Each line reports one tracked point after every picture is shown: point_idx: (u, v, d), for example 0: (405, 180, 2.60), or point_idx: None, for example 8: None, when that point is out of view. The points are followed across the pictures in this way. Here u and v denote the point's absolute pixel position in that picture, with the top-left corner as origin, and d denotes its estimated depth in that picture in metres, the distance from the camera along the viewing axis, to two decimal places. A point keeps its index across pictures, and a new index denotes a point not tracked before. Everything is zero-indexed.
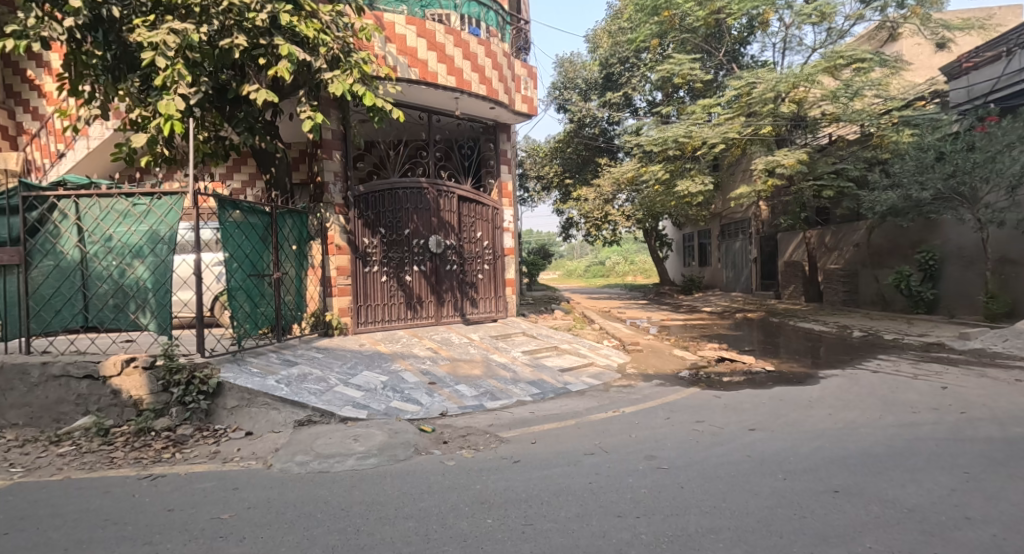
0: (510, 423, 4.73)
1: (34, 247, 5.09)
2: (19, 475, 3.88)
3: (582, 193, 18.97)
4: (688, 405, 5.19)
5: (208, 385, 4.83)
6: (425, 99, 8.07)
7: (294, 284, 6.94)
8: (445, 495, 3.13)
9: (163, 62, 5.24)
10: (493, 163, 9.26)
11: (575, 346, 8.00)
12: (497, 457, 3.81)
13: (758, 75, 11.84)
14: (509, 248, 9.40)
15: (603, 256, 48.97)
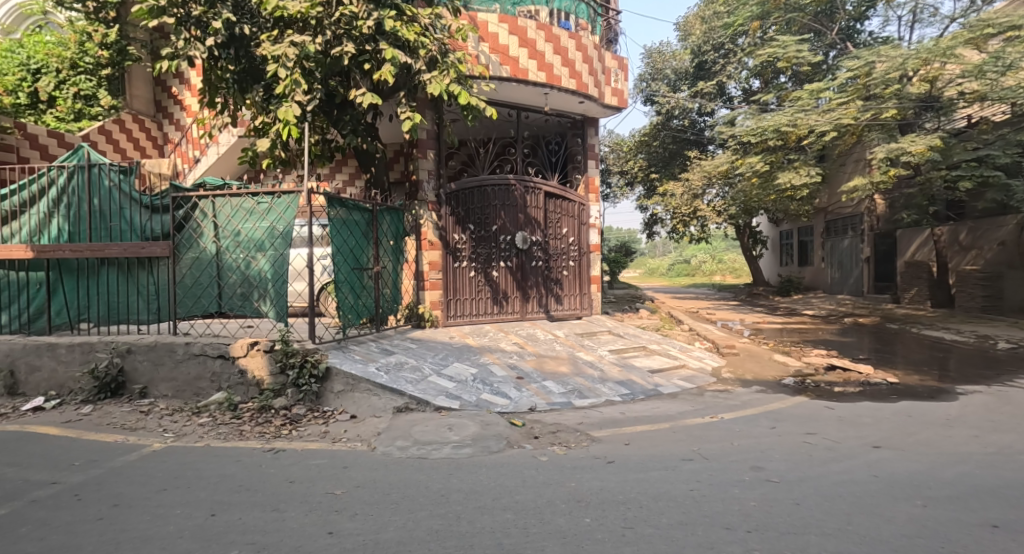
0: (601, 423, 4.67)
1: (180, 241, 5.76)
2: (170, 440, 4.45)
3: (670, 188, 18.27)
4: (794, 416, 4.85)
5: (318, 369, 5.21)
6: (516, 97, 8.16)
7: (391, 278, 7.33)
8: (541, 490, 3.16)
9: (284, 73, 5.78)
10: (580, 158, 9.17)
11: (665, 347, 7.76)
12: (591, 456, 3.78)
13: (879, 53, 10.71)
14: (595, 245, 9.27)
15: (688, 254, 46.99)
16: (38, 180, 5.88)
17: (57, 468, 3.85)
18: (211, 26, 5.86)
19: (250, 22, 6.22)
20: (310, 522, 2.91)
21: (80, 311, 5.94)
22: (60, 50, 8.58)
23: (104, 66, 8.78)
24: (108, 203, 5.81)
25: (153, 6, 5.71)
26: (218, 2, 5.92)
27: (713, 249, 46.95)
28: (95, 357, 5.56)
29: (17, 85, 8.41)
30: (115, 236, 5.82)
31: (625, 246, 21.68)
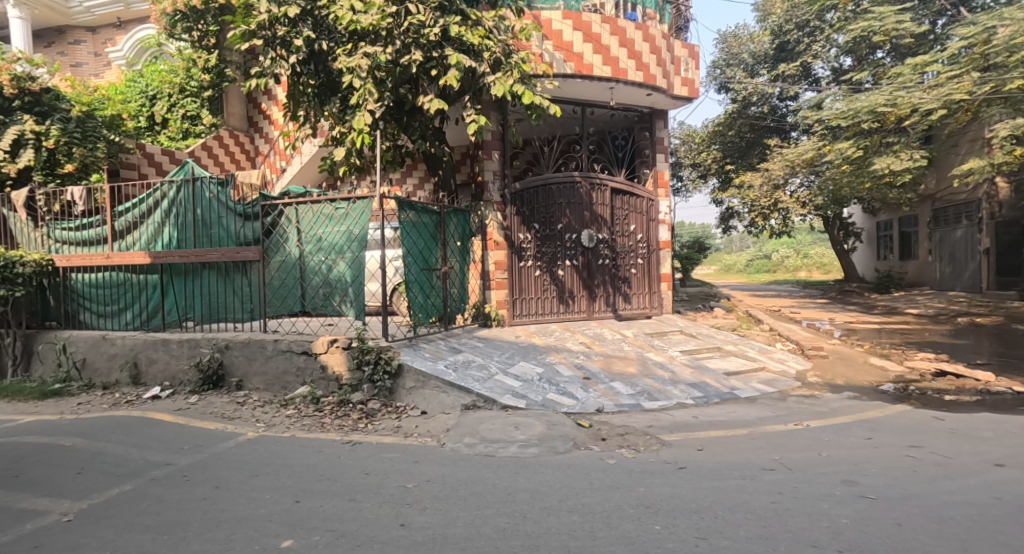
0: (672, 426, 4.57)
1: (269, 245, 6.24)
2: (261, 429, 4.83)
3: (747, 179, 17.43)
4: (893, 426, 4.51)
5: (391, 365, 5.44)
6: (581, 93, 8.11)
7: (458, 278, 7.52)
8: (610, 493, 3.15)
9: (358, 83, 6.11)
10: (648, 152, 8.97)
11: (742, 348, 7.44)
12: (662, 461, 3.71)
13: (1001, 16, 9.44)
14: (665, 242, 9.03)
15: (769, 249, 44.55)
16: (155, 193, 6.60)
17: (169, 451, 4.29)
18: (294, 45, 6.35)
19: (328, 38, 6.59)
20: (384, 514, 3.06)
21: (188, 311, 6.57)
22: (171, 76, 9.69)
23: (206, 88, 9.72)
24: (209, 212, 6.36)
25: (245, 31, 6.31)
26: (300, 22, 6.41)
27: (797, 243, 44.24)
28: (199, 352, 6.14)
29: (139, 111, 9.76)
30: (216, 243, 6.35)
31: (699, 242, 20.91)
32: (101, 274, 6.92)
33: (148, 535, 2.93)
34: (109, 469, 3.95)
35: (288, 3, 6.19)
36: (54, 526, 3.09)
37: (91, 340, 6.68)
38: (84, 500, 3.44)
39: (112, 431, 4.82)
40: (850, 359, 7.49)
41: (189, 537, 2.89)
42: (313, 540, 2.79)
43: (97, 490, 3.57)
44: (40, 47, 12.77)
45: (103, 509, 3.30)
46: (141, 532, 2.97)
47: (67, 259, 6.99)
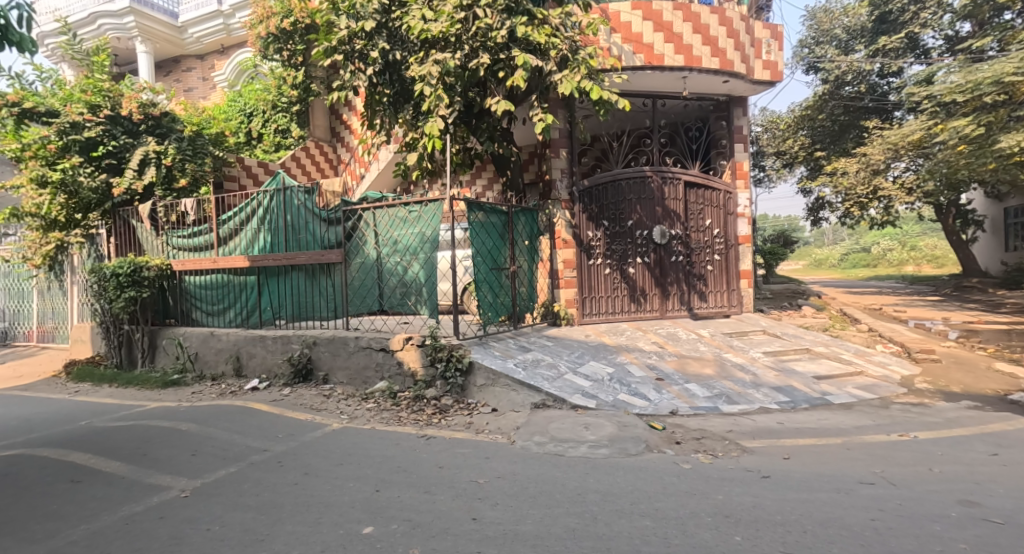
0: (754, 432, 4.38)
1: (349, 248, 6.57)
2: (345, 421, 5.13)
3: (843, 165, 15.28)
4: (1021, 442, 4.06)
5: (462, 362, 5.60)
6: (652, 85, 7.92)
7: (527, 277, 7.57)
8: (685, 499, 3.07)
9: (429, 90, 6.33)
10: (726, 143, 8.56)
11: (834, 350, 6.95)
12: (743, 468, 3.57)
13: None
14: (744, 236, 8.58)
15: (867, 241, 41.05)
16: (253, 203, 7.17)
17: (267, 438, 4.67)
18: (370, 57, 6.77)
19: (401, 48, 6.87)
20: (458, 507, 3.16)
21: (279, 310, 7.11)
22: (266, 94, 10.60)
23: (295, 103, 10.51)
24: (297, 218, 6.84)
25: (328, 48, 6.87)
26: (376, 35, 6.76)
27: (902, 234, 40.48)
28: (290, 347, 6.61)
29: (238, 128, 10.70)
30: (303, 246, 6.84)
31: (784, 235, 19.76)
32: (208, 277, 7.64)
33: (249, 514, 3.21)
34: (217, 452, 4.37)
35: (365, 18, 6.62)
36: (172, 501, 3.47)
37: (201, 336, 7.35)
38: (197, 479, 3.82)
39: (218, 418, 5.31)
40: (966, 364, 6.78)
41: (283, 518, 3.13)
42: (392, 528, 2.93)
43: (208, 470, 3.96)
44: (161, 76, 14.28)
45: (211, 488, 3.65)
46: (243, 511, 3.25)
47: (182, 263, 7.77)
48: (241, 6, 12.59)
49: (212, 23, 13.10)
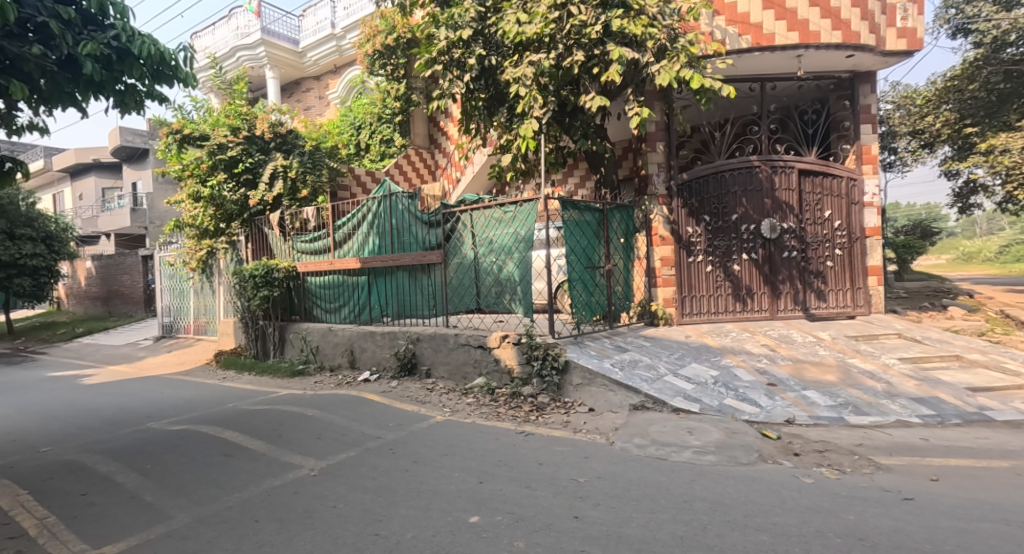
0: (889, 447, 3.99)
1: (448, 249, 6.83)
2: (447, 414, 5.39)
3: (1010, 136, 9.07)
4: None
5: (558, 361, 5.65)
6: (762, 67, 7.43)
7: (622, 275, 7.46)
8: (808, 516, 2.89)
9: (523, 91, 6.46)
10: (849, 124, 7.78)
11: (991, 357, 6.07)
12: (878, 488, 3.28)
13: None
14: (873, 227, 7.72)
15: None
16: (363, 209, 7.72)
17: (380, 426, 5.02)
18: (467, 64, 7.01)
19: (495, 53, 7.07)
20: (559, 504, 3.21)
21: (387, 307, 7.64)
22: (372, 107, 11.38)
23: (398, 114, 11.17)
24: (401, 221, 7.29)
25: (429, 59, 7.24)
26: (473, 42, 7.02)
27: None
28: (397, 343, 7.04)
29: (349, 140, 11.63)
30: (406, 248, 7.26)
31: (922, 226, 17.53)
32: (326, 277, 8.35)
33: (368, 495, 3.49)
34: (338, 436, 4.78)
35: (463, 28, 6.92)
36: (304, 478, 3.87)
37: (321, 331, 8.04)
38: (322, 460, 4.22)
39: (337, 405, 5.81)
40: None
41: (398, 501, 3.38)
42: (497, 519, 3.06)
43: (332, 453, 4.36)
44: (286, 98, 15.80)
45: (336, 469, 4.01)
46: (363, 492, 3.55)
47: (305, 265, 8.54)
48: (351, 26, 13.56)
49: (326, 46, 14.25)
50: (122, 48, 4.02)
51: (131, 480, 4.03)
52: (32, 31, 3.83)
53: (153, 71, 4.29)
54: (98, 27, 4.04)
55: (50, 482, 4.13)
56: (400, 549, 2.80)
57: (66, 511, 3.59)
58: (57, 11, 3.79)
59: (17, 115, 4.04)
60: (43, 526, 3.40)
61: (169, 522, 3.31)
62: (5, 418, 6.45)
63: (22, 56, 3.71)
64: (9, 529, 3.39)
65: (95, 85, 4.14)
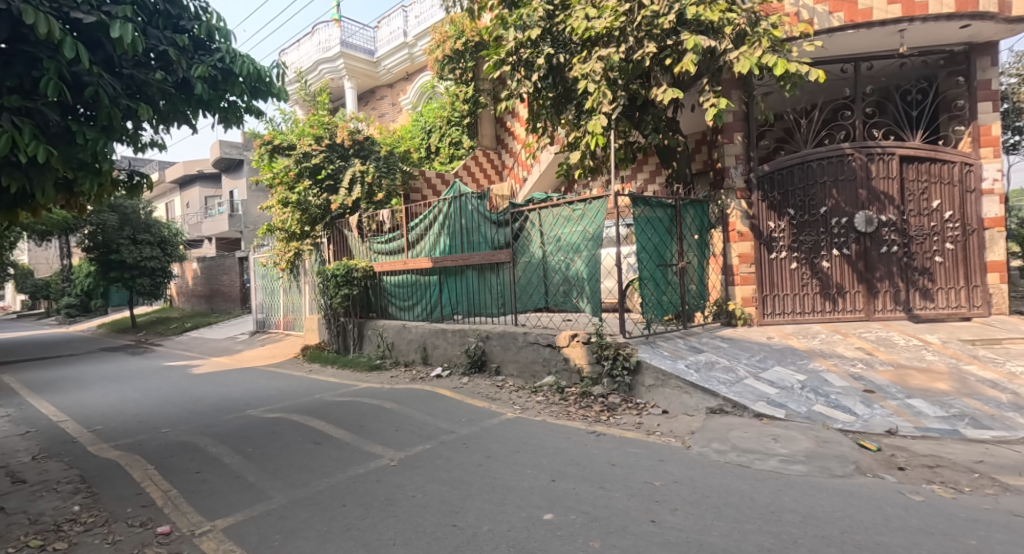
0: (1015, 466, 3.56)
1: (516, 248, 6.91)
2: (518, 411, 5.41)
3: None
4: None
5: (630, 361, 5.51)
6: (859, 45, 6.87)
7: (697, 273, 7.19)
8: (918, 538, 2.64)
9: (592, 88, 6.37)
10: (963, 103, 6.99)
11: None
12: (1003, 511, 2.93)
13: None
14: (993, 218, 6.89)
15: None
16: (434, 210, 7.94)
17: (453, 421, 5.13)
18: (535, 64, 7.04)
19: (563, 51, 7.03)
20: (634, 507, 3.14)
21: (458, 305, 7.76)
22: (442, 111, 11.63)
23: (466, 116, 11.36)
24: (471, 221, 7.43)
25: (498, 61, 7.36)
26: (541, 42, 7.03)
27: None
28: (467, 340, 7.16)
29: (420, 144, 12.00)
30: (476, 247, 7.40)
31: None
32: (399, 277, 8.65)
33: (444, 487, 3.60)
34: (414, 429, 4.92)
35: (531, 27, 6.96)
36: (384, 468, 4.03)
37: (395, 328, 8.32)
38: (401, 451, 4.38)
39: (413, 399, 5.99)
40: None
41: (473, 495, 3.45)
42: (571, 518, 3.05)
43: (410, 444, 4.51)
44: (363, 107, 16.56)
45: (414, 460, 4.15)
46: (439, 484, 3.65)
47: (381, 265, 8.88)
48: (422, 34, 14.00)
49: (399, 54, 14.77)
50: (226, 68, 4.45)
51: (236, 461, 4.37)
52: (153, 59, 4.21)
53: (251, 88, 4.67)
54: (206, 51, 4.48)
55: (169, 459, 4.56)
56: (477, 542, 2.86)
57: (184, 486, 3.95)
58: (175, 40, 4.23)
59: (141, 135, 4.40)
60: (167, 498, 3.76)
61: (268, 502, 3.57)
62: (131, 401, 7.21)
63: (147, 82, 4.07)
64: (140, 499, 3.78)
65: (204, 103, 4.47)
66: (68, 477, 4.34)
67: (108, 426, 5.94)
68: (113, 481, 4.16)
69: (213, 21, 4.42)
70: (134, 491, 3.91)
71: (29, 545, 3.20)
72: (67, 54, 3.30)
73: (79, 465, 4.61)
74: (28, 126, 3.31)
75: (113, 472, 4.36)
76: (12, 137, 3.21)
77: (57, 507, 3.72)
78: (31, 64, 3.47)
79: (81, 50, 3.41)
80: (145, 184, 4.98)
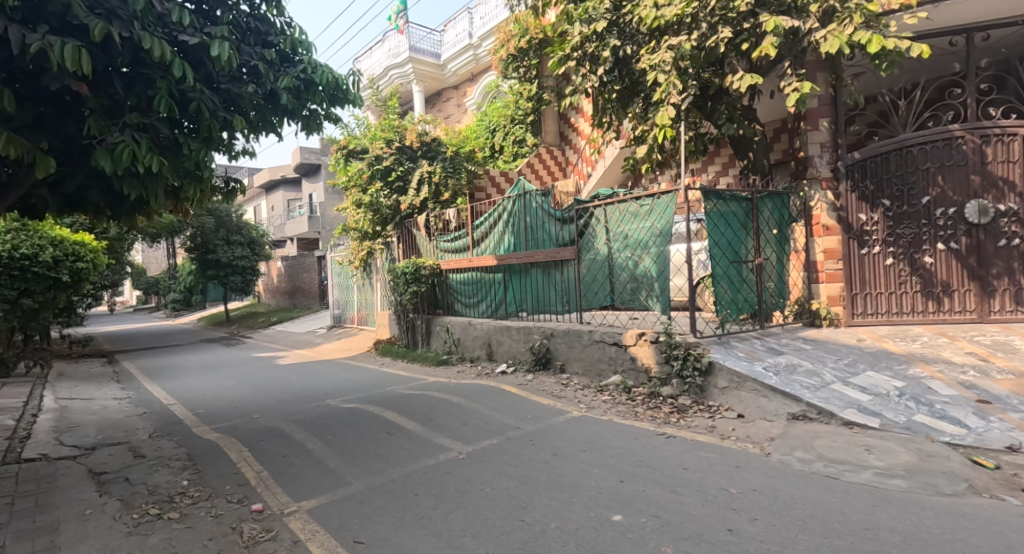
0: None
1: (582, 245, 6.82)
2: (584, 410, 5.31)
3: None
4: None
5: (701, 362, 5.25)
6: (969, 15, 6.20)
7: (775, 270, 6.76)
8: None
9: (662, 78, 6.10)
10: None
11: None
12: None
13: None
14: None
15: None
16: (499, 208, 7.97)
17: (519, 417, 5.10)
18: (601, 57, 6.88)
19: (631, 42, 6.82)
20: (709, 513, 2.98)
21: (523, 302, 7.73)
22: (506, 110, 11.70)
23: (530, 113, 11.34)
24: (535, 218, 7.41)
25: (563, 57, 7.29)
26: (607, 34, 6.87)
27: None
28: (532, 337, 7.12)
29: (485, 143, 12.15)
30: (540, 245, 7.35)
31: None
32: (465, 274, 8.74)
33: (512, 482, 3.58)
34: (481, 424, 4.94)
35: (597, 20, 6.82)
36: (453, 460, 4.07)
37: (461, 324, 8.43)
38: (468, 444, 4.41)
39: (480, 395, 6.04)
40: None
41: (540, 492, 3.41)
42: (641, 521, 2.94)
43: (478, 439, 4.53)
44: (430, 109, 16.94)
45: (481, 454, 4.16)
46: (506, 479, 3.64)
47: (447, 263, 9.01)
48: (487, 34, 14.10)
49: (464, 55, 14.95)
50: (309, 79, 4.68)
51: (318, 447, 4.57)
52: (244, 73, 4.47)
53: (330, 95, 4.87)
54: (290, 64, 4.73)
55: (260, 443, 4.84)
56: (546, 539, 2.82)
57: (273, 468, 4.17)
58: (263, 54, 4.50)
59: (234, 145, 4.69)
60: (259, 479, 3.98)
61: (347, 488, 3.69)
62: (226, 389, 7.76)
63: (241, 95, 4.27)
64: (236, 478, 4.03)
65: (288, 113, 4.70)
66: (178, 454, 4.71)
67: (208, 410, 6.42)
68: (215, 460, 4.47)
69: (297, 36, 4.67)
70: (232, 471, 4.18)
71: (148, 513, 3.48)
72: (178, 73, 3.56)
73: (185, 444, 4.99)
74: (145, 140, 3.58)
75: (213, 452, 4.68)
76: (133, 150, 3.49)
77: (169, 481, 4.04)
78: (147, 84, 3.74)
79: (188, 69, 3.67)
80: (239, 189, 5.32)
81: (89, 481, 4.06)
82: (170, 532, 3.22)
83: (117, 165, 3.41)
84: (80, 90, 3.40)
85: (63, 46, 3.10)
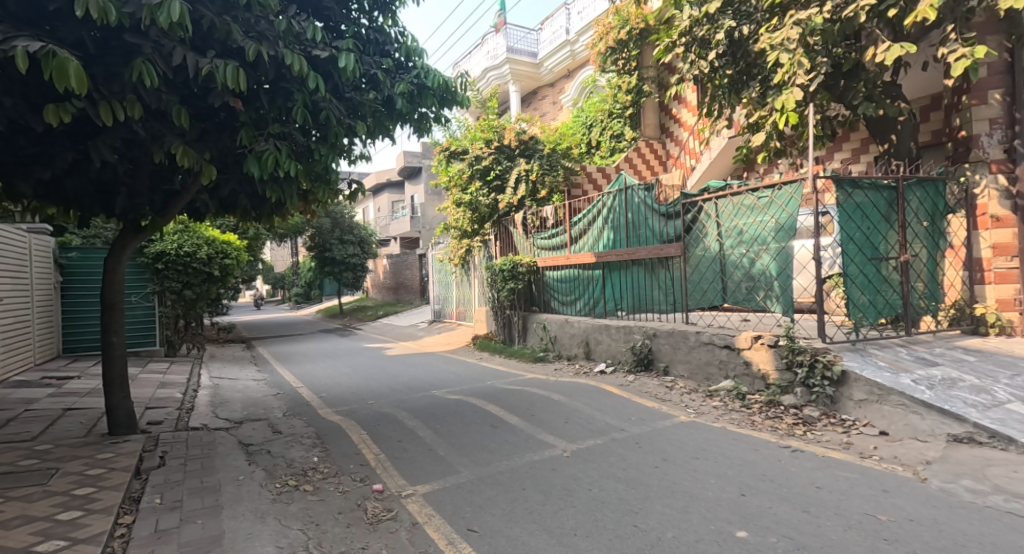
0: None
1: (690, 240, 6.40)
2: (692, 415, 5.00)
3: None
4: None
5: (832, 371, 4.70)
6: None
7: (925, 268, 5.93)
8: None
9: (786, 57, 5.55)
10: None
11: None
12: None
13: None
14: None
15: None
16: (599, 204, 7.76)
17: (624, 418, 4.90)
18: (714, 40, 6.47)
19: (747, 21, 6.33)
20: (854, 540, 2.63)
21: (622, 301, 7.47)
22: (604, 104, 11.43)
23: (628, 107, 10.97)
24: (638, 214, 7.09)
25: (669, 43, 6.95)
26: (720, 15, 6.43)
27: None
28: (633, 337, 6.85)
29: (583, 140, 11.98)
30: (643, 241, 7.05)
31: None
32: (563, 271, 8.60)
33: (621, 485, 3.43)
34: (584, 423, 4.81)
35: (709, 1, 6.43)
36: (558, 458, 3.99)
37: (558, 322, 8.34)
38: (573, 443, 4.30)
39: (581, 393, 5.91)
40: None
41: (652, 497, 3.23)
42: (771, 541, 2.66)
43: (582, 438, 4.40)
44: (527, 108, 17.04)
45: (586, 454, 4.03)
46: (615, 481, 3.49)
47: (545, 260, 8.92)
48: (585, 29, 13.86)
49: (561, 52, 14.80)
50: (422, 83, 4.83)
51: (428, 435, 4.70)
52: (365, 82, 4.69)
53: (440, 98, 4.97)
54: (405, 70, 4.90)
55: (377, 427, 5.08)
56: (663, 547, 2.65)
57: (390, 452, 4.35)
58: (382, 63, 4.69)
59: (354, 149, 4.95)
60: (377, 461, 4.17)
61: (457, 476, 3.75)
62: (343, 376, 8.34)
63: (363, 103, 4.53)
64: (358, 458, 4.25)
65: (402, 117, 4.87)
66: (308, 432, 5.09)
67: (329, 394, 6.92)
68: (339, 440, 4.76)
69: (410, 43, 4.83)
70: (354, 451, 4.42)
71: (287, 484, 3.77)
72: (312, 86, 3.76)
73: (313, 424, 5.37)
74: (286, 148, 3.87)
75: (337, 432, 5.00)
76: (276, 156, 3.77)
77: (302, 456, 4.35)
78: (287, 96, 4.02)
79: (321, 81, 3.86)
80: (359, 191, 5.51)
81: (239, 451, 4.50)
82: (306, 503, 3.45)
83: (263, 171, 3.70)
84: (236, 105, 3.70)
85: (226, 67, 3.38)
